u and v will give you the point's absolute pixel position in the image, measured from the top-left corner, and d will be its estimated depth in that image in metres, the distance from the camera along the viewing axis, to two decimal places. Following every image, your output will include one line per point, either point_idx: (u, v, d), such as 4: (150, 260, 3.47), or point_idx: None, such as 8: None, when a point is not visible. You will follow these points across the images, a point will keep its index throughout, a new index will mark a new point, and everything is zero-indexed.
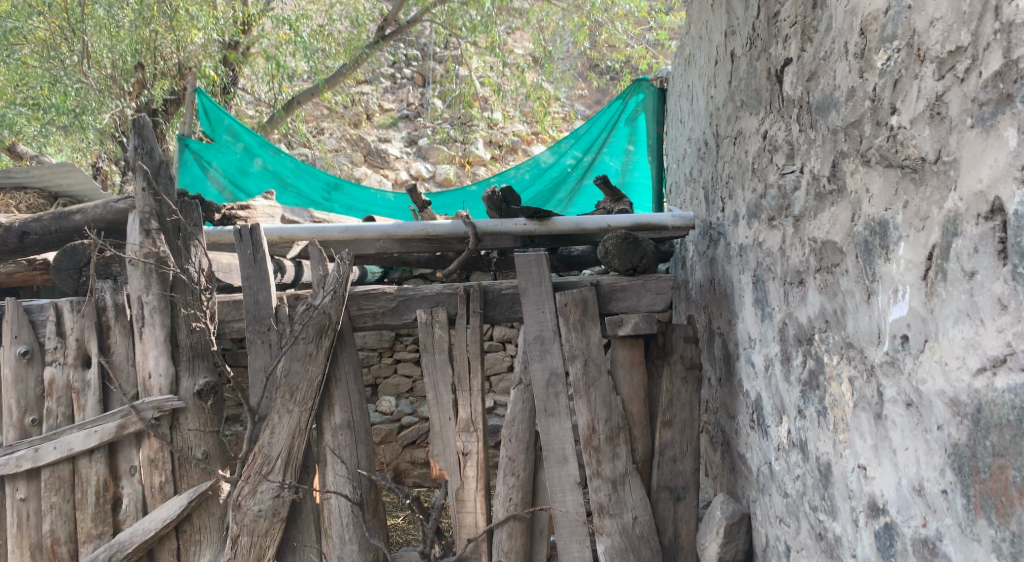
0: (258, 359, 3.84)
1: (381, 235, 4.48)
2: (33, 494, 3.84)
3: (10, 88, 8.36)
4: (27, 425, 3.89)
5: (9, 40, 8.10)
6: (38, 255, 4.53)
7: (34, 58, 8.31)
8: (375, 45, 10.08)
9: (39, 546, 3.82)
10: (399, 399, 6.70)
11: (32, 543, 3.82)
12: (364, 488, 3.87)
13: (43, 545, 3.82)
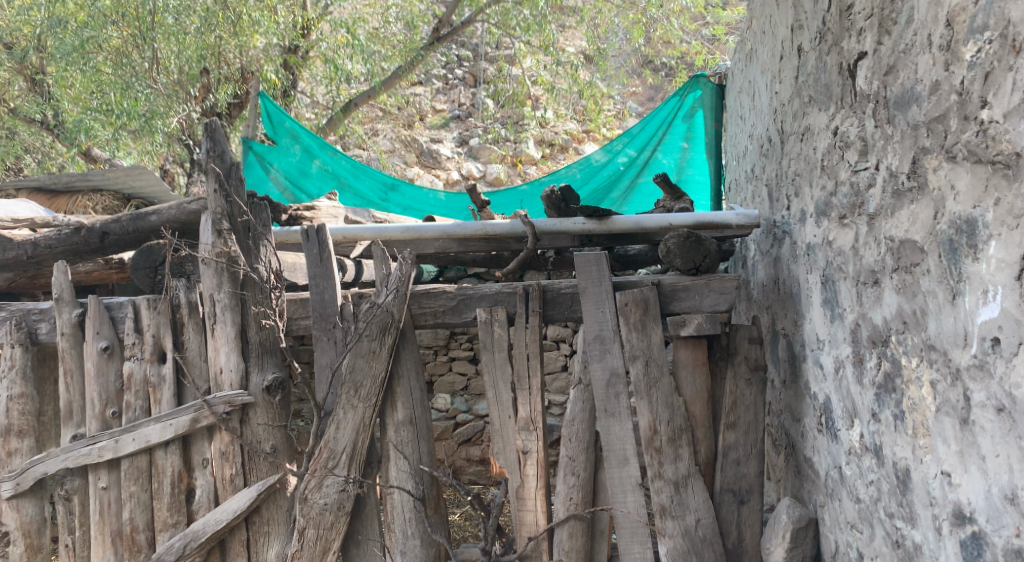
0: (324, 356, 3.90)
1: (440, 235, 4.52)
2: (114, 483, 3.96)
3: (87, 94, 8.75)
4: (109, 417, 3.99)
5: (85, 48, 8.29)
6: (115, 255, 4.68)
7: (108, 65, 8.52)
8: (430, 47, 10.13)
9: (119, 533, 3.94)
10: (454, 397, 6.73)
11: (113, 530, 3.94)
12: (426, 484, 3.90)
13: (123, 532, 3.94)
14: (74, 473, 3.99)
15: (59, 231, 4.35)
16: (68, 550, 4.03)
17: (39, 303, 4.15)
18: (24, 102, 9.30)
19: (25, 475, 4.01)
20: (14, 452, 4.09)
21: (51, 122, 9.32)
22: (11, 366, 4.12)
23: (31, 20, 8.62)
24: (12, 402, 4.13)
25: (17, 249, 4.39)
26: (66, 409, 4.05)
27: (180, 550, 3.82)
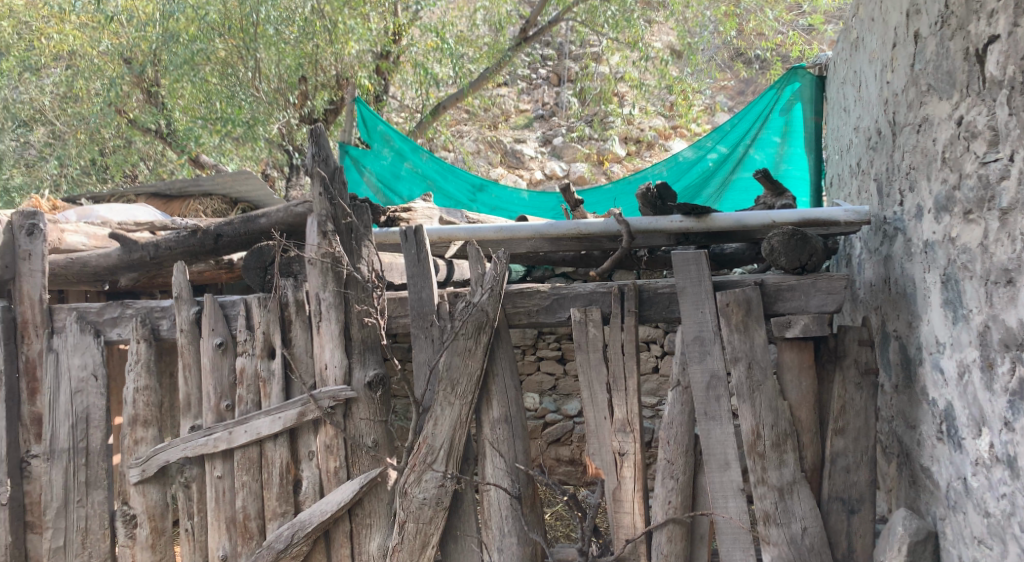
0: (422, 354, 3.94)
1: (533, 234, 4.51)
2: (228, 473, 4.09)
3: (197, 105, 9.17)
4: (222, 410, 4.12)
5: (195, 60, 8.78)
6: (227, 256, 4.83)
7: (215, 76, 8.97)
8: (517, 47, 10.08)
9: (233, 521, 4.06)
10: (543, 396, 6.69)
11: (227, 518, 4.07)
12: (522, 483, 3.90)
13: (236, 520, 4.06)
14: (193, 461, 4.13)
15: (177, 233, 4.50)
16: (188, 534, 4.13)
17: (162, 300, 4.28)
18: (141, 113, 9.68)
19: (151, 462, 4.16)
20: (141, 440, 4.22)
21: (165, 131, 9.74)
22: (137, 360, 4.24)
23: (147, 35, 9.04)
24: (137, 394, 4.25)
25: (141, 251, 4.59)
26: (184, 400, 4.18)
27: (288, 538, 3.92)
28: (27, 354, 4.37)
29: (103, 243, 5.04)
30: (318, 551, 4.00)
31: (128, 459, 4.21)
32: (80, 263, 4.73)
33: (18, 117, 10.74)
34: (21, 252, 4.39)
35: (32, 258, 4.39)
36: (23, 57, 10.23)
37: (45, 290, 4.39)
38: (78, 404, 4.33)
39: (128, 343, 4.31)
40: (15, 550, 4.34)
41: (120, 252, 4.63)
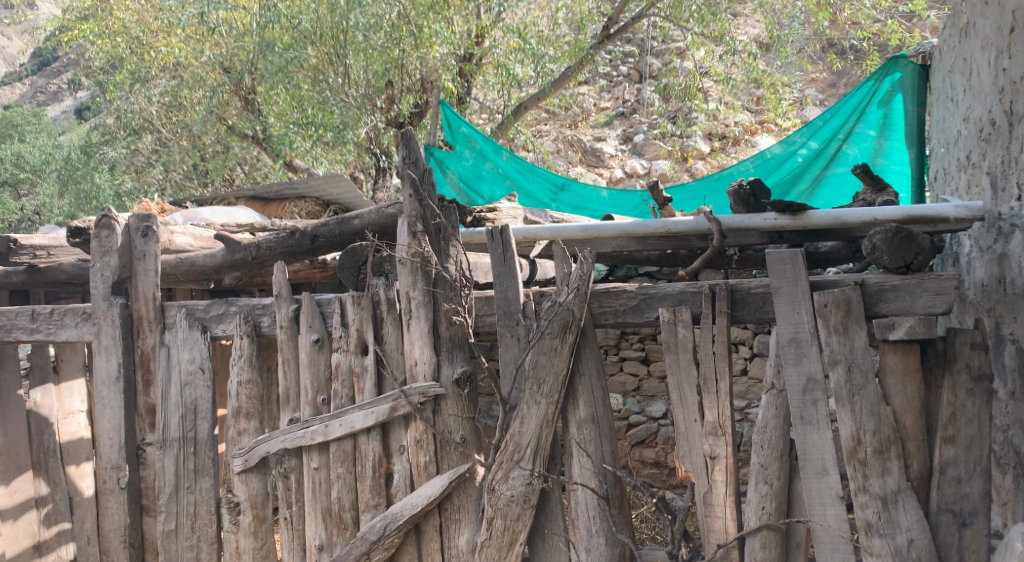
0: (508, 352, 3.94)
1: (619, 234, 4.46)
2: (324, 464, 4.17)
3: (291, 111, 9.75)
4: (319, 403, 4.21)
5: (290, 68, 9.24)
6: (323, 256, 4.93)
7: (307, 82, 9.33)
8: (599, 45, 9.92)
9: (329, 511, 4.15)
10: (626, 397, 6.61)
11: (323, 508, 4.17)
12: (610, 483, 3.85)
13: (332, 510, 4.14)
14: (291, 453, 4.23)
15: (277, 234, 4.64)
16: (287, 523, 4.29)
17: (263, 298, 4.39)
18: (240, 120, 10.63)
19: (253, 452, 4.25)
20: (244, 432, 4.35)
21: (261, 136, 10.58)
22: (240, 355, 4.36)
23: (245, 45, 9.90)
24: (241, 387, 4.36)
25: (244, 251, 4.73)
26: (283, 394, 4.29)
27: (381, 530, 3.99)
28: (142, 347, 4.56)
29: (209, 243, 5.13)
30: (409, 545, 4.05)
31: (232, 448, 4.34)
32: (188, 263, 4.91)
33: (130, 127, 12.23)
34: (137, 252, 4.57)
35: (147, 259, 4.56)
36: (135, 70, 11.24)
37: (158, 289, 4.55)
38: (187, 395, 4.47)
39: (232, 338, 4.44)
40: (131, 532, 4.55)
41: (224, 252, 4.78)
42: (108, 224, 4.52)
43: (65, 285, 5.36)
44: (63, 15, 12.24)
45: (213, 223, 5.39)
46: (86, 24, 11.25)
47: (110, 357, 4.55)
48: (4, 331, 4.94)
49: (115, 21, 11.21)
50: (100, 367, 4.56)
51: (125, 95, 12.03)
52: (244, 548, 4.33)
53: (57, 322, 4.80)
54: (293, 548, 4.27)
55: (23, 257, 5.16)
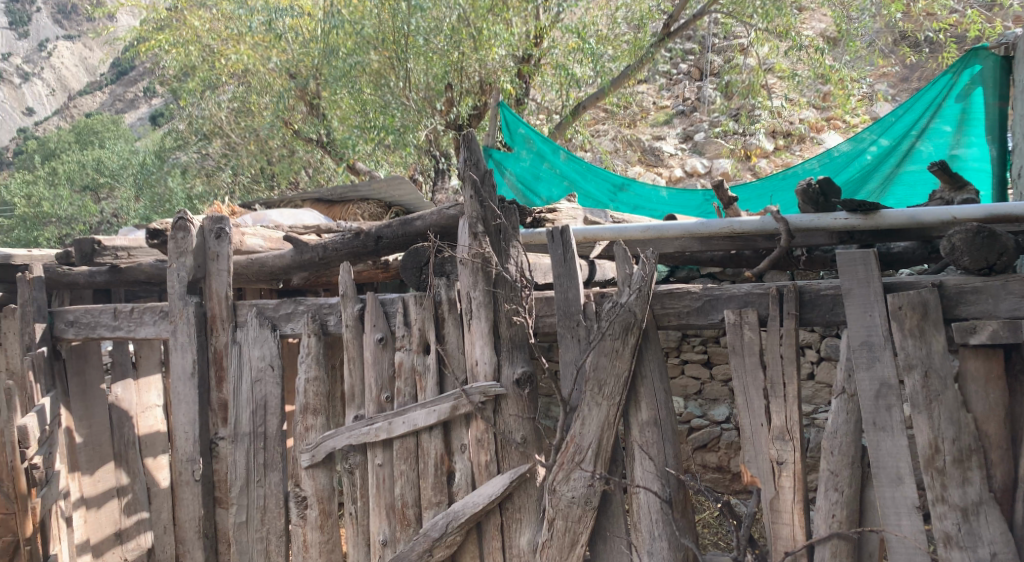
0: (569, 353, 3.90)
1: (683, 234, 4.40)
2: (388, 461, 4.20)
3: (354, 116, 9.91)
4: (383, 401, 4.24)
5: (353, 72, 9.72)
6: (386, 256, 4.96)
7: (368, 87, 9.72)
8: (659, 43, 9.75)
9: (392, 507, 4.17)
10: (688, 400, 6.51)
11: (386, 504, 4.19)
12: (673, 487, 3.78)
13: (395, 507, 4.16)
14: (356, 449, 4.27)
15: (343, 235, 4.68)
16: (352, 517, 4.33)
17: (330, 297, 4.43)
18: (305, 124, 10.82)
19: (320, 448, 4.33)
20: (311, 428, 4.41)
21: (325, 140, 10.74)
22: (307, 353, 4.41)
23: (311, 51, 10.28)
24: (308, 383, 4.42)
25: (311, 252, 4.78)
26: (348, 391, 4.33)
27: (443, 528, 3.99)
28: (215, 344, 4.66)
29: (278, 244, 5.22)
30: (471, 543, 4.04)
31: (300, 444, 4.41)
32: (259, 264, 4.99)
33: (202, 132, 12.60)
34: (211, 253, 4.66)
35: (220, 259, 4.65)
36: (206, 77, 11.65)
37: (231, 288, 4.64)
38: (258, 391, 4.54)
39: (300, 337, 4.49)
40: (205, 523, 4.65)
41: (292, 252, 4.84)
42: (184, 226, 4.63)
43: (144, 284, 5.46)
44: (140, 25, 12.68)
45: (280, 225, 5.48)
46: (162, 34, 11.68)
47: (185, 354, 4.65)
48: (91, 327, 5.19)
49: (188, 31, 11.61)
50: (176, 362, 4.68)
51: (197, 101, 12.41)
52: (311, 541, 4.38)
53: (137, 320, 4.95)
54: (358, 543, 4.30)
55: (105, 258, 5.22)
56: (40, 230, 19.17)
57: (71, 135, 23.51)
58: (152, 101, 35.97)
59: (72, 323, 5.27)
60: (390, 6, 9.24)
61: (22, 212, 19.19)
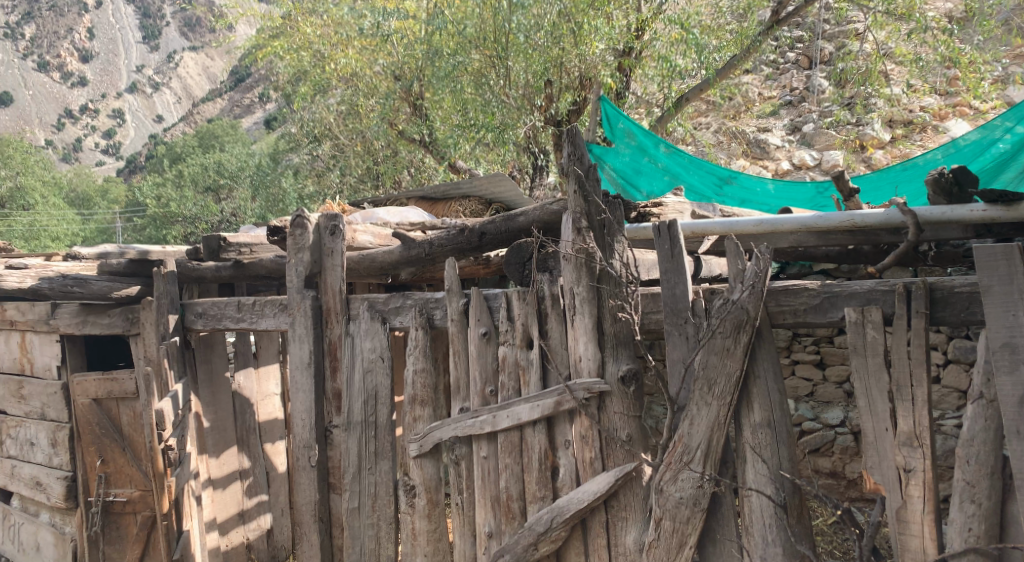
0: (676, 351, 3.78)
1: (798, 228, 4.21)
2: (493, 453, 4.18)
3: (460, 116, 10.09)
4: (487, 395, 4.22)
5: (454, 72, 9.90)
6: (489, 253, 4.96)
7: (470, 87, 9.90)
8: (768, 31, 9.26)
9: (497, 500, 4.16)
10: (799, 403, 6.22)
11: (492, 497, 4.18)
12: (788, 491, 3.62)
13: (500, 499, 4.15)
14: (462, 441, 4.28)
15: (448, 231, 4.69)
16: (458, 509, 4.32)
17: (436, 292, 4.44)
18: (408, 124, 10.96)
19: (427, 439, 4.35)
20: (419, 418, 4.43)
21: (427, 140, 10.84)
22: (415, 346, 4.44)
23: (415, 53, 10.45)
24: (417, 375, 4.45)
25: (419, 248, 4.79)
26: (454, 383, 4.33)
27: (548, 522, 3.96)
28: (329, 336, 4.74)
29: (386, 241, 5.26)
30: (576, 539, 3.99)
31: (408, 434, 4.44)
32: (369, 259, 5.02)
33: (314, 135, 13.14)
34: (326, 249, 4.75)
35: (334, 255, 4.74)
36: (317, 81, 11.98)
37: (345, 282, 4.72)
38: (369, 382, 4.60)
39: (408, 330, 4.53)
40: (320, 507, 4.74)
41: (400, 249, 4.86)
42: (300, 224, 4.69)
43: (267, 277, 5.62)
44: (257, 33, 13.12)
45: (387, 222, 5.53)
46: (277, 41, 12.08)
47: (303, 344, 4.76)
48: (218, 318, 5.34)
49: (300, 37, 11.87)
50: (294, 352, 4.80)
51: (310, 105, 12.85)
52: (418, 530, 4.41)
53: (258, 312, 5.09)
54: (464, 534, 4.30)
55: (230, 254, 5.26)
56: (167, 230, 20.39)
57: (194, 140, 24.79)
58: (268, 106, 37.31)
59: (200, 314, 5.42)
60: (491, 6, 9.45)
61: (153, 212, 20.52)
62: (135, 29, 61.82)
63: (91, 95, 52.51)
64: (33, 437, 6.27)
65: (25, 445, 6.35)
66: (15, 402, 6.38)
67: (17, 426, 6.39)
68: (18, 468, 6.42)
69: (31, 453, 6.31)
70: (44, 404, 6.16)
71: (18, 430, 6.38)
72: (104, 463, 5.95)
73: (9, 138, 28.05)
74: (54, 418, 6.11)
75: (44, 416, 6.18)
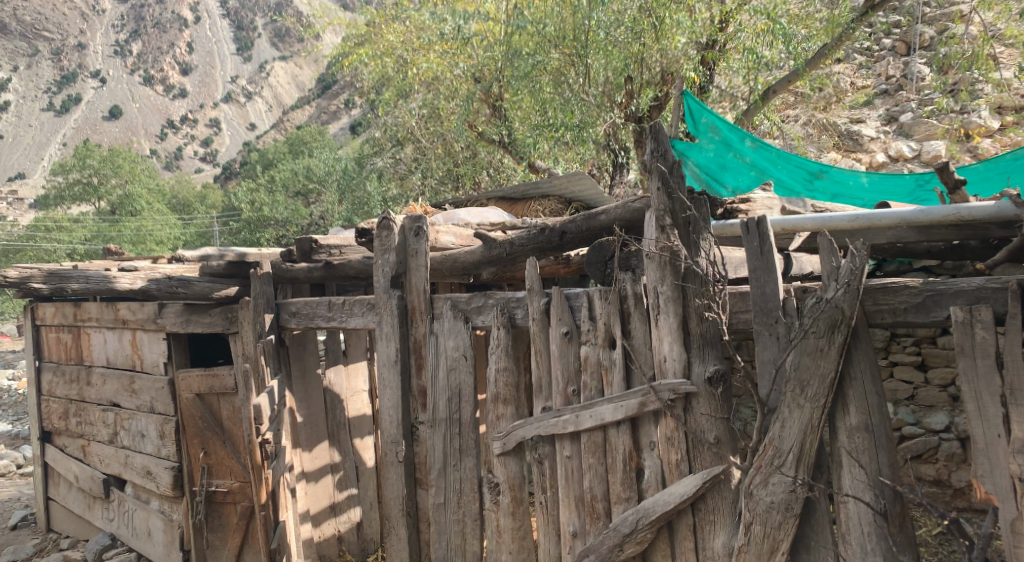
0: (766, 351, 3.64)
1: (897, 223, 4.02)
2: (577, 453, 4.12)
3: (543, 115, 10.01)
4: (569, 394, 4.15)
5: (532, 72, 9.82)
6: (570, 252, 4.89)
7: (550, 86, 9.84)
8: (862, 17, 8.78)
9: (582, 500, 4.09)
10: (898, 407, 5.95)
11: (576, 497, 4.11)
12: (888, 498, 3.45)
13: (585, 499, 4.08)
14: (545, 440, 4.23)
15: (528, 230, 4.64)
16: (543, 507, 4.27)
17: (517, 291, 4.40)
18: (488, 126, 10.98)
19: (510, 437, 4.32)
20: (502, 417, 4.40)
21: (506, 140, 10.83)
22: (497, 345, 4.40)
23: (494, 55, 10.42)
24: (499, 374, 4.42)
25: (499, 247, 4.76)
26: (536, 383, 4.27)
27: (634, 524, 3.88)
28: (414, 335, 4.75)
29: (468, 242, 5.24)
30: (662, 541, 3.89)
31: (492, 432, 4.41)
32: (451, 259, 5.01)
33: (397, 137, 13.30)
34: (410, 250, 4.76)
35: (418, 255, 4.74)
36: (400, 86, 12.13)
37: (429, 282, 4.72)
38: (453, 380, 4.60)
39: (490, 330, 4.50)
40: (407, 502, 4.75)
41: (482, 249, 4.83)
42: (387, 225, 4.74)
43: (355, 278, 5.65)
44: (343, 41, 13.36)
45: (468, 223, 5.52)
46: (362, 48, 12.19)
47: (389, 342, 4.79)
48: (310, 317, 5.42)
49: (384, 43, 11.97)
50: (381, 350, 4.83)
51: (393, 110, 13.03)
52: (503, 527, 4.38)
53: (348, 311, 5.14)
54: (549, 533, 4.24)
55: (320, 256, 5.41)
56: (261, 233, 21.00)
57: (285, 147, 25.53)
58: (353, 111, 38.06)
59: (293, 313, 5.52)
60: (571, 5, 9.36)
61: (247, 216, 21.16)
62: (229, 42, 64.16)
63: (190, 106, 54.58)
64: (143, 429, 6.50)
65: (136, 436, 6.58)
66: (127, 396, 6.61)
67: (129, 419, 6.62)
68: (130, 457, 6.62)
69: (142, 444, 6.53)
70: (153, 398, 6.39)
71: (130, 422, 6.61)
72: (206, 455, 6.15)
73: (118, 148, 29.42)
74: (162, 412, 6.33)
75: (153, 409, 6.40)
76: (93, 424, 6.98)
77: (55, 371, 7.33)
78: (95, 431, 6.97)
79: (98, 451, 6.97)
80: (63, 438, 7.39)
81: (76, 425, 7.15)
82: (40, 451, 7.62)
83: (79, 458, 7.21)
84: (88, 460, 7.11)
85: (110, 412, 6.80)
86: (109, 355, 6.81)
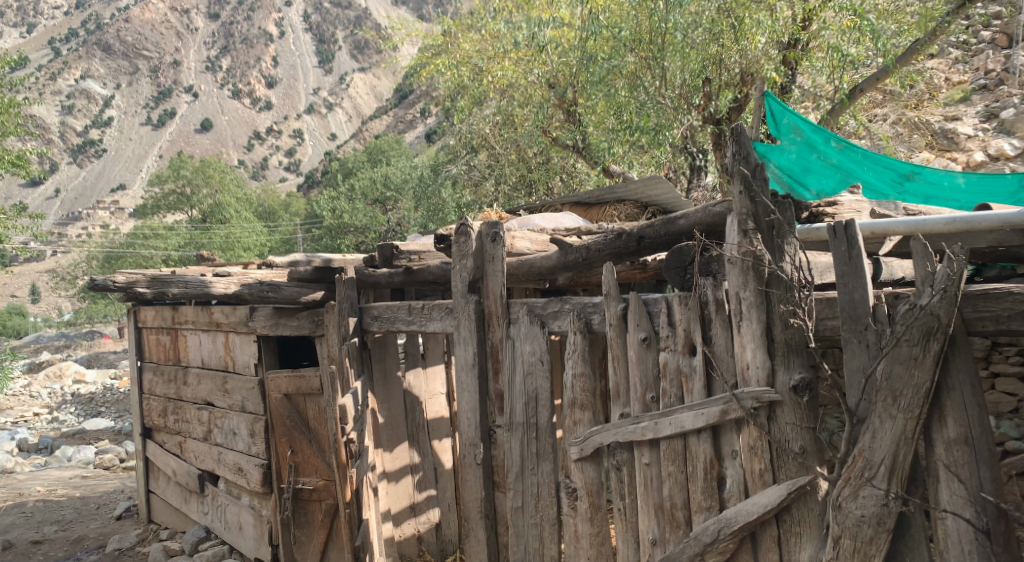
0: (856, 359, 3.50)
1: (998, 225, 3.80)
2: (656, 460, 4.04)
3: (620, 118, 9.75)
4: (648, 401, 4.08)
5: (609, 76, 9.72)
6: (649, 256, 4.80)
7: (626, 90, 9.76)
8: (957, 11, 8.52)
9: (661, 508, 4.01)
10: (1000, 420, 5.60)
11: (655, 505, 4.03)
12: (990, 516, 3.27)
13: (664, 508, 4.00)
14: (623, 446, 4.17)
15: (605, 235, 4.56)
16: (621, 514, 4.20)
17: (595, 296, 4.34)
18: (562, 131, 10.91)
19: (588, 443, 4.26)
20: (579, 422, 4.35)
21: (581, 145, 10.74)
22: (574, 351, 4.35)
23: (569, 61, 10.38)
24: (576, 380, 4.36)
25: (575, 253, 4.70)
26: (613, 389, 4.22)
27: (715, 533, 3.79)
28: (492, 339, 4.73)
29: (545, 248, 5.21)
30: (745, 552, 3.78)
31: (569, 437, 4.37)
32: (527, 265, 4.98)
33: (472, 143, 13.39)
34: (487, 255, 4.74)
35: (495, 260, 4.72)
36: (475, 94, 12.09)
37: (506, 287, 4.70)
38: (529, 385, 4.56)
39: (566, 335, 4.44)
40: (486, 504, 4.75)
41: (558, 254, 4.78)
42: (464, 231, 4.75)
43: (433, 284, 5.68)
44: (420, 52, 13.47)
45: (545, 229, 5.50)
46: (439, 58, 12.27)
47: (468, 346, 4.80)
48: (391, 322, 5.47)
49: (461, 53, 12.02)
50: (460, 354, 4.84)
51: (468, 118, 13.11)
52: (581, 533, 4.33)
53: (427, 315, 5.16)
54: (627, 539, 4.17)
55: (402, 261, 5.49)
56: (340, 239, 21.20)
57: (365, 155, 26.06)
58: (429, 120, 38.57)
59: (376, 317, 5.57)
60: (648, 8, 9.25)
61: (328, 223, 21.51)
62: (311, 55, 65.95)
63: (274, 117, 56.25)
64: (234, 427, 6.67)
65: (228, 434, 6.75)
66: (219, 395, 6.81)
67: (221, 417, 6.80)
68: (222, 454, 6.80)
69: (233, 441, 6.70)
70: (244, 398, 6.55)
71: (222, 420, 6.79)
72: (293, 453, 6.25)
73: (209, 158, 30.50)
74: (253, 411, 6.49)
75: (244, 408, 6.57)
76: (189, 422, 7.20)
77: (154, 371, 7.60)
78: (191, 428, 7.18)
79: (193, 448, 7.18)
80: (163, 435, 7.66)
81: (173, 423, 7.40)
82: (142, 446, 7.91)
83: (177, 454, 7.45)
84: (185, 456, 7.34)
85: (204, 410, 7.00)
86: (204, 356, 7.02)
